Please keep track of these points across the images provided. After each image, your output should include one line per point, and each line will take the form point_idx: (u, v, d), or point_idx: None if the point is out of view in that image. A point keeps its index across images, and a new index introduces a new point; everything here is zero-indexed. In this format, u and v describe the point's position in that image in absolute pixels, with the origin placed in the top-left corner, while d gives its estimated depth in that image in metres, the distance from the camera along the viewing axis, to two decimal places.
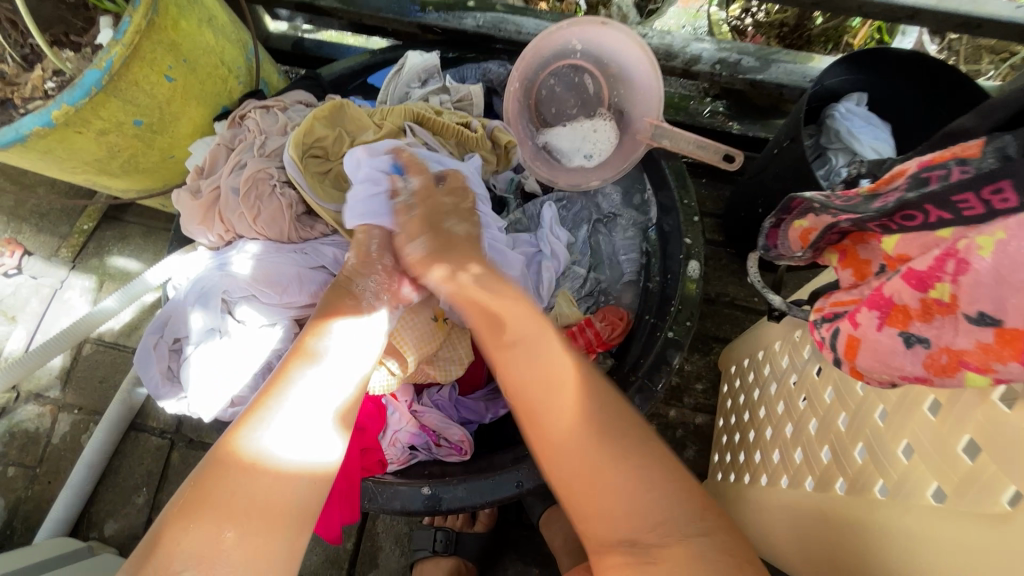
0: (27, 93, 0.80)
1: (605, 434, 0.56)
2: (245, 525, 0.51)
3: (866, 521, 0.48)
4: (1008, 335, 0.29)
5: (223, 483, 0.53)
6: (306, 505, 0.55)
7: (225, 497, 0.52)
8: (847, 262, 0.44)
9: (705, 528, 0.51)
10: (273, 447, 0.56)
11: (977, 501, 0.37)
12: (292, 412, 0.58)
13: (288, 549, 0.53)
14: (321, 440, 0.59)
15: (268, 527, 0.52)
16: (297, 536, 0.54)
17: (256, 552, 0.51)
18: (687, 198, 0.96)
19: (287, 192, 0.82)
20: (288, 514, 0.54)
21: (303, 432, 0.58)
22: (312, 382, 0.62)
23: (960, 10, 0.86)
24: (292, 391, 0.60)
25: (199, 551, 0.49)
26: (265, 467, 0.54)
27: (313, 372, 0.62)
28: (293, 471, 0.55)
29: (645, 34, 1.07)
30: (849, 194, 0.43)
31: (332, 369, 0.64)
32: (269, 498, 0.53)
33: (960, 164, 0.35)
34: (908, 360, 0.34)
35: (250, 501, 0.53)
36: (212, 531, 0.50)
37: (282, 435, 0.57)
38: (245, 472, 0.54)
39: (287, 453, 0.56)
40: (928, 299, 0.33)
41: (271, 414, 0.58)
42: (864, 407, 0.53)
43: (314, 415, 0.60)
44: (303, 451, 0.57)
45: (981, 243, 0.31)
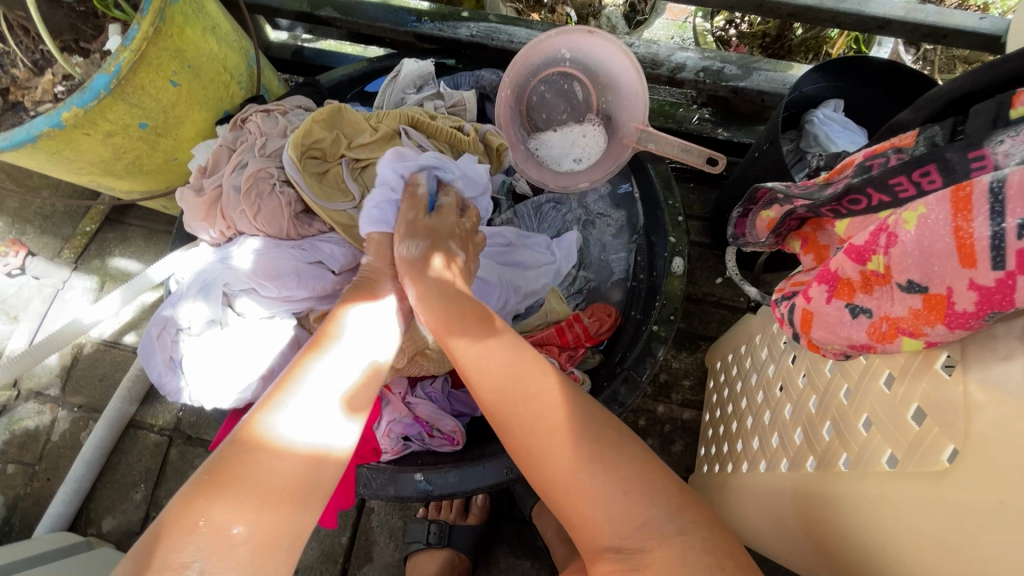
0: (38, 97, 0.84)
1: (575, 432, 0.56)
2: (265, 509, 0.51)
3: (829, 492, 0.51)
4: (932, 300, 0.35)
5: (243, 464, 0.53)
6: (317, 486, 0.56)
7: (247, 479, 0.52)
8: (809, 248, 0.50)
9: (684, 526, 0.51)
10: (288, 429, 0.56)
11: (924, 461, 0.40)
12: (309, 396, 0.59)
13: (297, 528, 0.53)
14: (331, 423, 0.59)
15: (282, 506, 0.52)
16: (305, 516, 0.54)
17: (273, 535, 0.51)
18: (672, 199, 1.01)
19: (287, 191, 0.85)
20: (300, 493, 0.54)
21: (321, 415, 0.59)
22: (329, 369, 0.63)
23: (927, 21, 0.91)
24: (310, 378, 0.62)
25: (218, 532, 0.48)
26: (283, 449, 0.55)
27: (330, 360, 0.64)
28: (312, 454, 0.56)
29: (632, 44, 1.12)
30: (807, 184, 0.48)
31: (350, 357, 0.66)
32: (289, 482, 0.54)
33: (896, 152, 0.40)
34: (855, 329, 0.41)
35: (264, 482, 0.52)
36: (233, 514, 0.50)
37: (299, 418, 0.57)
38: (268, 455, 0.54)
39: (306, 435, 0.57)
40: (866, 271, 0.39)
41: (288, 399, 0.58)
42: (831, 388, 0.56)
43: (327, 399, 0.60)
44: (315, 433, 0.57)
45: (907, 218, 0.36)
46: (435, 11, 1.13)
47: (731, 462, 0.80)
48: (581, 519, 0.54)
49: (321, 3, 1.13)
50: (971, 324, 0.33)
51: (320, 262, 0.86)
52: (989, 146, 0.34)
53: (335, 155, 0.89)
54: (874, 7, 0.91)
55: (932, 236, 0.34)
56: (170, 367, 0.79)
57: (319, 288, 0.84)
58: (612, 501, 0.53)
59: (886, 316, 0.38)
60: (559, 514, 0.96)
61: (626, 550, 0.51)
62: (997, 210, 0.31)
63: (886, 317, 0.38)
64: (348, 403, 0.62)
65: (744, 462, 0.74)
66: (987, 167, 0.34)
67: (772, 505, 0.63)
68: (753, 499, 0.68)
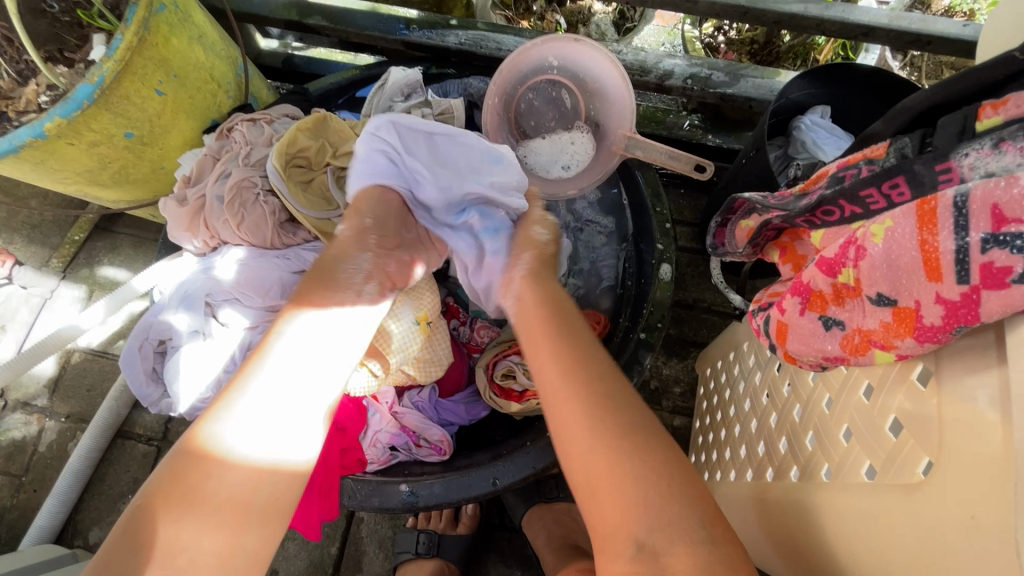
0: (22, 107, 0.83)
1: (613, 431, 0.53)
2: (214, 521, 0.51)
3: (810, 502, 0.51)
4: (902, 313, 0.35)
5: (188, 477, 0.52)
6: (272, 501, 0.54)
7: (192, 493, 0.52)
8: (787, 257, 0.50)
9: (715, 538, 0.48)
10: (232, 446, 0.53)
11: (900, 473, 0.40)
12: (254, 406, 0.55)
13: (255, 542, 0.53)
14: (280, 436, 0.56)
15: (234, 523, 0.52)
16: (265, 529, 0.54)
17: (227, 546, 0.51)
18: (659, 206, 0.98)
19: (270, 200, 0.85)
20: (253, 510, 0.53)
21: (268, 425, 0.55)
22: (281, 373, 0.58)
23: (910, 28, 0.91)
24: (258, 382, 0.57)
25: (172, 544, 0.50)
26: (232, 465, 0.53)
27: (282, 362, 0.59)
28: (263, 467, 0.54)
29: (620, 52, 1.12)
30: (783, 195, 0.48)
31: (305, 360, 0.60)
32: (236, 496, 0.52)
33: (867, 164, 0.41)
34: (829, 341, 0.41)
35: (212, 499, 0.52)
36: (184, 526, 0.51)
37: (244, 429, 0.54)
38: (210, 469, 0.52)
39: (253, 448, 0.54)
40: (838, 283, 0.39)
41: (232, 406, 0.55)
42: (813, 397, 0.55)
43: (272, 412, 0.56)
44: (261, 450, 0.54)
45: (875, 231, 0.36)
46: (423, 19, 1.13)
47: (720, 470, 0.80)
48: (595, 528, 0.51)
49: (309, 11, 1.13)
50: (939, 337, 0.33)
51: (304, 271, 0.85)
52: (956, 159, 0.34)
53: (320, 164, 0.89)
54: (858, 15, 0.92)
55: (899, 248, 0.34)
56: (152, 378, 0.80)
57: None
58: (648, 499, 0.49)
59: (858, 328, 0.38)
60: (549, 523, 0.95)
61: (640, 559, 0.48)
62: (961, 224, 0.31)
63: (859, 330, 0.38)
64: (297, 413, 0.57)
65: (732, 471, 0.74)
66: (953, 180, 0.33)
67: (756, 515, 0.62)
68: (739, 508, 0.67)
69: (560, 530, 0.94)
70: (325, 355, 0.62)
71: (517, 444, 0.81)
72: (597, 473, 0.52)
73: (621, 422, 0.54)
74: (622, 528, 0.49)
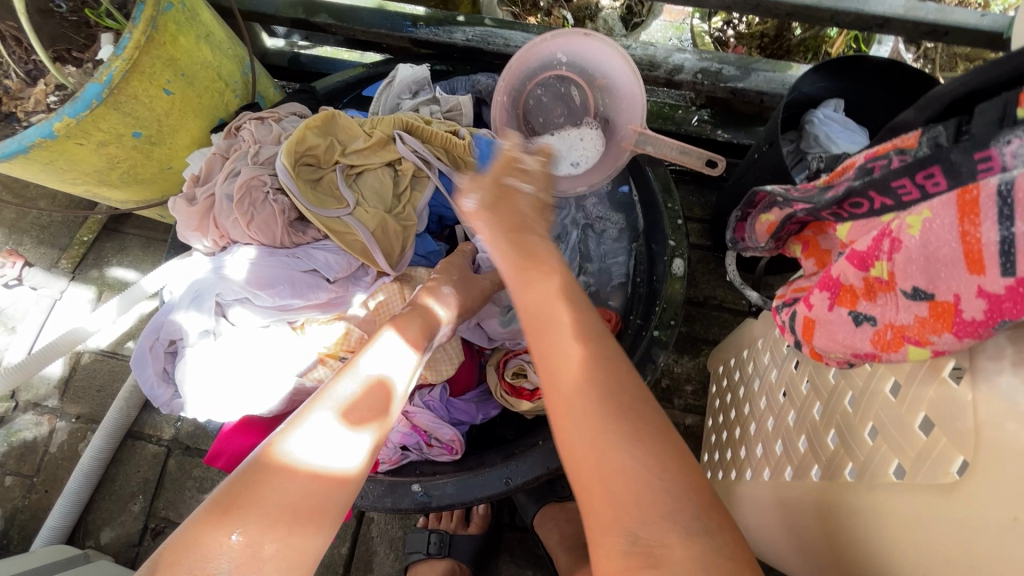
0: (31, 108, 0.83)
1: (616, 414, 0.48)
2: (293, 533, 0.49)
3: (834, 503, 0.49)
4: (939, 307, 0.34)
5: (267, 486, 0.50)
6: (342, 512, 0.53)
7: (267, 502, 0.49)
8: (811, 252, 0.49)
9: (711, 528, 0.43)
10: (304, 451, 0.52)
11: (932, 472, 0.39)
12: (324, 418, 0.55)
13: (321, 553, 0.51)
14: (343, 447, 0.54)
15: (310, 530, 0.50)
16: (330, 540, 0.52)
17: (298, 558, 0.48)
18: (671, 202, 0.98)
19: (280, 199, 0.84)
20: (328, 518, 0.51)
21: (333, 436, 0.54)
22: (350, 389, 0.59)
23: (927, 18, 0.90)
24: (331, 396, 0.58)
25: (250, 557, 0.46)
26: (308, 472, 0.51)
27: (349, 382, 0.59)
28: (336, 479, 0.53)
29: (628, 47, 1.11)
30: (807, 187, 0.47)
31: (378, 378, 0.62)
32: (311, 506, 0.51)
33: (898, 154, 0.39)
34: (859, 337, 0.40)
35: (289, 506, 0.49)
36: (261, 537, 0.47)
37: (312, 437, 0.53)
38: (288, 479, 0.51)
39: (324, 457, 0.53)
40: (869, 278, 0.38)
41: (306, 419, 0.55)
42: (835, 394, 0.54)
43: (346, 422, 0.56)
44: (329, 455, 0.53)
45: (912, 222, 0.35)
46: (430, 16, 1.12)
47: (735, 469, 0.79)
48: None
49: (316, 9, 1.12)
50: (980, 332, 0.32)
51: (314, 270, 0.84)
52: (998, 146, 0.32)
53: (330, 162, 0.89)
54: (874, 5, 0.90)
55: (937, 240, 0.33)
56: (163, 378, 0.80)
57: (312, 297, 0.82)
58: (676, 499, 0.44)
59: (890, 323, 0.37)
60: (561, 523, 0.95)
61: None
62: (1005, 214, 0.30)
63: (891, 325, 0.37)
64: (363, 429, 0.57)
65: (748, 470, 0.73)
66: (994, 169, 0.32)
67: (774, 514, 0.61)
68: (757, 508, 0.66)
69: (573, 529, 0.93)
70: (384, 370, 0.63)
71: (529, 444, 0.80)
72: (586, 443, 0.48)
73: (622, 392, 0.50)
74: (634, 525, 0.44)
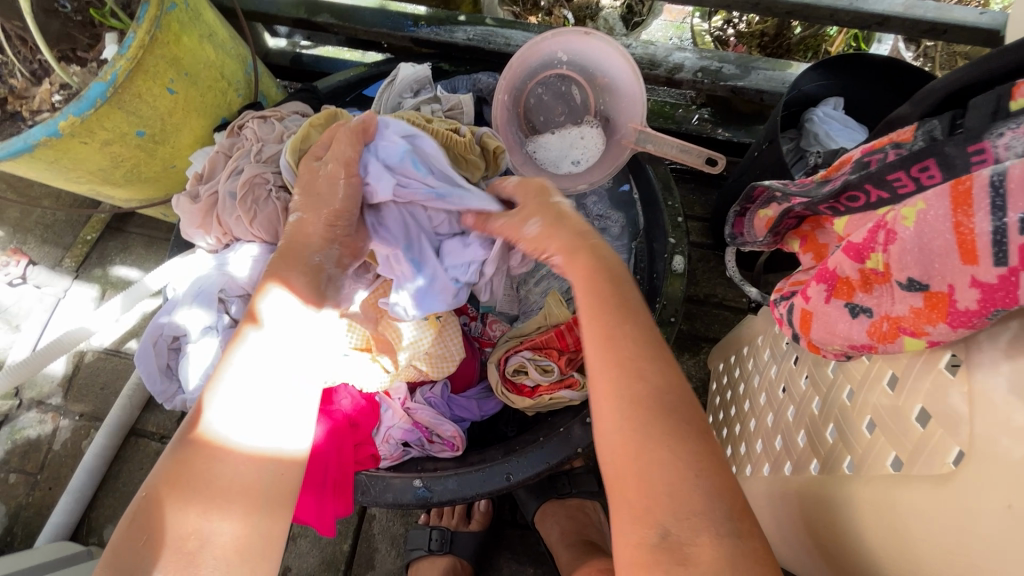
0: (35, 107, 0.84)
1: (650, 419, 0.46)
2: (223, 511, 0.50)
3: (833, 496, 0.50)
4: (933, 298, 0.34)
5: (189, 467, 0.51)
6: (280, 485, 0.54)
7: (193, 481, 0.50)
8: (808, 246, 0.49)
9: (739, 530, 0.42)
10: (226, 433, 0.53)
11: (928, 463, 0.39)
12: (236, 390, 0.55)
13: (267, 527, 0.52)
14: (266, 425, 0.55)
15: (245, 507, 0.51)
16: (274, 515, 0.53)
17: (236, 535, 0.50)
18: (671, 200, 1.00)
19: (282, 197, 0.84)
20: (262, 492, 0.52)
21: (256, 410, 0.55)
22: (253, 366, 0.57)
23: (926, 17, 0.90)
24: (234, 377, 0.56)
25: (181, 539, 0.48)
26: (228, 452, 0.52)
27: (255, 353, 0.58)
28: (260, 453, 0.53)
29: (629, 46, 1.11)
30: (804, 182, 0.49)
31: (275, 346, 0.60)
32: (241, 484, 0.51)
33: (895, 148, 0.40)
34: (856, 329, 0.40)
35: (213, 484, 0.51)
36: (192, 518, 0.49)
37: (232, 420, 0.54)
38: (212, 457, 0.52)
39: (244, 433, 0.54)
40: (865, 270, 0.39)
41: (217, 394, 0.55)
42: (834, 389, 0.54)
43: (256, 400, 0.56)
44: (253, 435, 0.54)
45: (906, 214, 0.35)
46: (431, 15, 1.13)
47: (735, 465, 0.79)
48: None
49: (318, 8, 1.13)
50: (974, 322, 0.33)
51: None
52: (989, 139, 0.34)
53: None
54: (873, 4, 0.90)
55: (932, 231, 0.33)
56: (167, 374, 0.81)
57: None
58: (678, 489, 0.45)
59: (886, 315, 0.38)
60: (562, 519, 0.95)
61: None
62: (998, 204, 0.30)
63: (887, 317, 0.38)
64: (278, 405, 0.57)
65: (748, 465, 0.73)
66: (987, 160, 0.33)
67: (773, 509, 0.61)
68: (757, 503, 0.66)
69: (573, 526, 0.94)
70: (284, 338, 0.61)
71: (530, 440, 0.80)
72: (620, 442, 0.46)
73: (652, 384, 0.48)
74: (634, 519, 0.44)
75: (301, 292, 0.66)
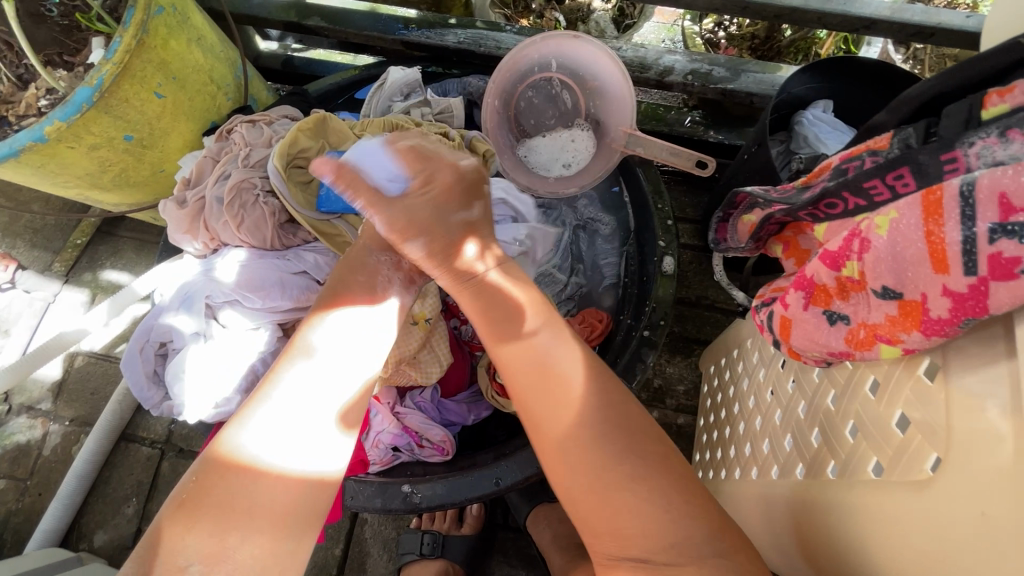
0: (22, 111, 0.83)
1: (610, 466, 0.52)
2: (256, 525, 0.51)
3: (816, 501, 0.50)
4: (907, 306, 0.34)
5: (222, 483, 0.52)
6: (309, 508, 0.54)
7: (223, 498, 0.51)
8: (790, 252, 0.49)
9: None
10: (255, 449, 0.53)
11: (907, 469, 0.40)
12: (277, 412, 0.55)
13: (292, 547, 0.53)
14: (301, 444, 0.55)
15: (273, 528, 0.52)
16: (301, 536, 0.54)
17: (264, 551, 0.51)
18: (661, 203, 0.98)
19: (270, 201, 0.85)
20: (292, 515, 0.53)
21: (301, 427, 0.56)
22: (300, 383, 0.58)
23: (913, 20, 0.90)
24: (280, 391, 0.57)
25: (217, 548, 0.50)
26: (264, 470, 0.53)
27: (304, 370, 0.59)
28: (298, 469, 0.54)
29: (619, 48, 1.12)
30: (784, 188, 0.48)
31: (322, 367, 0.59)
32: (273, 503, 0.52)
33: (871, 155, 0.40)
34: (834, 336, 0.40)
35: (243, 504, 0.51)
36: (226, 529, 0.50)
37: (266, 436, 0.54)
38: (247, 472, 0.52)
39: (288, 450, 0.54)
40: (842, 277, 0.39)
41: (263, 408, 0.56)
42: (819, 392, 0.54)
43: (299, 419, 0.56)
44: (288, 453, 0.54)
45: (880, 223, 0.36)
46: (421, 18, 1.12)
47: (725, 468, 0.79)
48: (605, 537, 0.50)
49: (307, 12, 1.13)
50: (945, 331, 0.32)
51: (304, 272, 0.85)
52: (961, 148, 0.33)
53: None
54: (860, 7, 0.90)
55: (905, 240, 0.34)
56: (153, 380, 0.80)
57: (303, 299, 0.82)
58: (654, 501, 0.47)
59: (863, 322, 0.38)
60: (554, 523, 0.95)
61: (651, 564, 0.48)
62: (968, 214, 0.30)
63: (864, 324, 0.38)
64: (317, 427, 0.56)
65: (736, 469, 0.73)
66: (959, 170, 0.33)
67: (761, 512, 0.61)
68: (745, 508, 0.66)
69: (565, 529, 0.94)
70: (333, 358, 0.60)
71: (520, 444, 0.80)
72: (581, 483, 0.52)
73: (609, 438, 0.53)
74: None
75: (355, 308, 0.65)
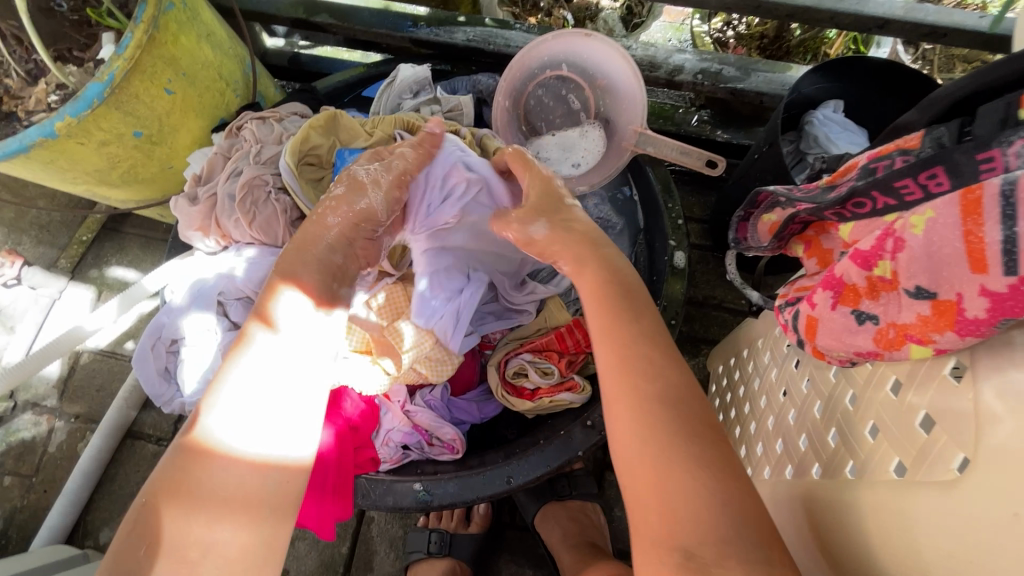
0: (31, 107, 0.83)
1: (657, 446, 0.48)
2: (228, 520, 0.50)
3: (834, 501, 0.50)
4: (941, 305, 0.34)
5: (192, 476, 0.50)
6: (283, 497, 0.53)
7: (195, 490, 0.50)
8: (813, 251, 0.50)
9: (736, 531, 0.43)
10: (223, 438, 0.52)
11: (933, 469, 0.39)
12: (241, 399, 0.54)
13: (269, 535, 0.52)
14: (271, 433, 0.54)
15: (246, 519, 0.51)
16: (277, 526, 0.53)
17: (242, 541, 0.50)
18: (670, 202, 0.98)
19: (282, 198, 0.85)
20: (264, 503, 0.52)
21: (261, 421, 0.54)
22: (259, 371, 0.56)
23: (926, 20, 0.90)
24: (239, 378, 0.55)
25: (185, 544, 0.48)
26: (230, 458, 0.52)
27: (261, 356, 0.57)
28: (264, 465, 0.53)
29: (628, 47, 1.12)
30: (809, 187, 0.49)
31: (285, 351, 0.58)
32: (241, 491, 0.51)
33: (901, 155, 0.41)
34: (861, 336, 0.41)
35: (213, 495, 0.50)
36: (195, 527, 0.49)
37: (233, 424, 0.53)
38: (211, 466, 0.51)
39: (246, 444, 0.53)
40: (873, 277, 0.39)
41: (217, 400, 0.54)
42: (836, 393, 0.54)
43: (261, 404, 0.55)
44: (256, 441, 0.53)
45: (916, 222, 0.36)
46: (431, 16, 1.12)
47: None
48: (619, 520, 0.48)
49: (316, 9, 1.12)
50: (981, 331, 0.33)
51: None
52: (999, 148, 0.34)
53: (332, 162, 0.89)
54: (873, 7, 0.90)
55: (941, 240, 0.34)
56: (165, 377, 0.80)
57: None
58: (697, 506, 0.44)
59: (892, 322, 0.38)
60: (563, 521, 0.95)
61: None
62: (1009, 214, 0.31)
63: (894, 324, 0.38)
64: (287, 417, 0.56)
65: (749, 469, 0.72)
66: (997, 169, 0.34)
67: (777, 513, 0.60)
68: None
69: (575, 528, 0.94)
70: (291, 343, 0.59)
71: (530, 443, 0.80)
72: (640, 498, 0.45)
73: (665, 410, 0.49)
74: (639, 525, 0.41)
75: (313, 293, 0.64)
